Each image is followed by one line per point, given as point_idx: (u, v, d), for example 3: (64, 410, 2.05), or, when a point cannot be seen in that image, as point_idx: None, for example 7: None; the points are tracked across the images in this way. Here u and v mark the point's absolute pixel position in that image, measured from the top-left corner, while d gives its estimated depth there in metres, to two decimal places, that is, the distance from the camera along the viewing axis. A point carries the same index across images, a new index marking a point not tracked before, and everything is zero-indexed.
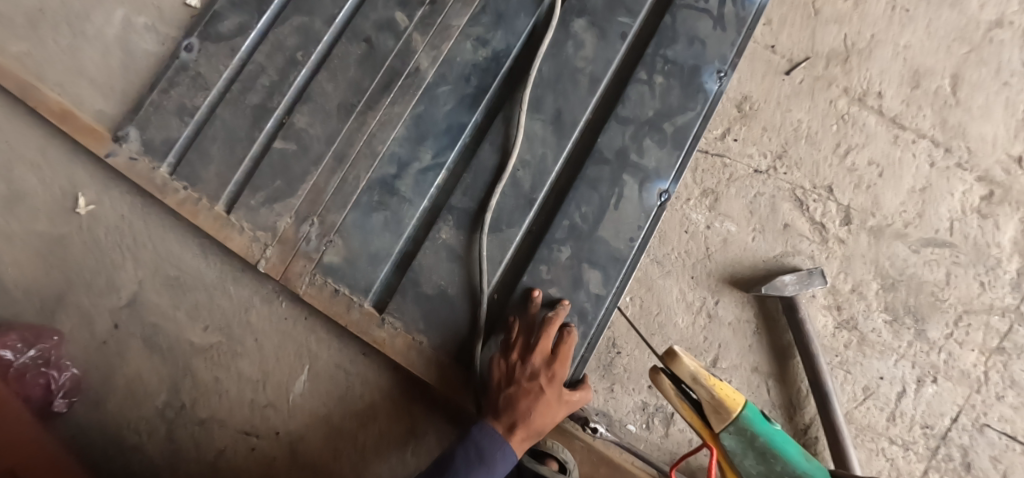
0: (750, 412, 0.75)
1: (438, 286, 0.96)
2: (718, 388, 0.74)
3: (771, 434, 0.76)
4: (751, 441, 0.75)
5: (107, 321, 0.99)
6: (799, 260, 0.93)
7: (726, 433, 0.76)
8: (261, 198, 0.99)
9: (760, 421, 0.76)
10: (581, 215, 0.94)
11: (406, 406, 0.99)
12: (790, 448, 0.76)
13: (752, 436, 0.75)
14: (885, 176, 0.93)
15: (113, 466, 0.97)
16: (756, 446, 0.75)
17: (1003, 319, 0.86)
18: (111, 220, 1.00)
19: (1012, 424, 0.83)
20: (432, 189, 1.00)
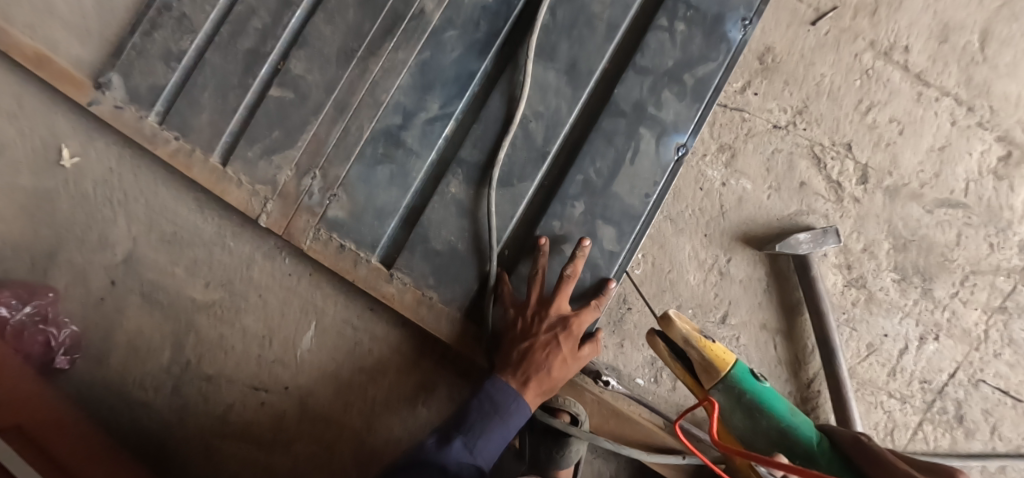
0: (739, 371, 0.76)
1: (448, 242, 0.93)
2: (706, 348, 0.75)
3: (759, 392, 0.76)
4: (738, 398, 0.76)
5: (102, 278, 0.99)
6: (813, 219, 0.92)
7: (717, 392, 0.77)
8: (258, 150, 0.94)
9: (747, 379, 0.76)
10: (596, 170, 0.90)
11: (415, 361, 0.98)
12: (779, 406, 0.76)
13: (738, 393, 0.75)
14: (905, 134, 0.91)
15: (122, 420, 0.97)
16: (744, 405, 0.75)
17: (1007, 279, 0.88)
18: (98, 173, 0.99)
19: (1006, 380, 0.87)
20: (439, 141, 0.94)
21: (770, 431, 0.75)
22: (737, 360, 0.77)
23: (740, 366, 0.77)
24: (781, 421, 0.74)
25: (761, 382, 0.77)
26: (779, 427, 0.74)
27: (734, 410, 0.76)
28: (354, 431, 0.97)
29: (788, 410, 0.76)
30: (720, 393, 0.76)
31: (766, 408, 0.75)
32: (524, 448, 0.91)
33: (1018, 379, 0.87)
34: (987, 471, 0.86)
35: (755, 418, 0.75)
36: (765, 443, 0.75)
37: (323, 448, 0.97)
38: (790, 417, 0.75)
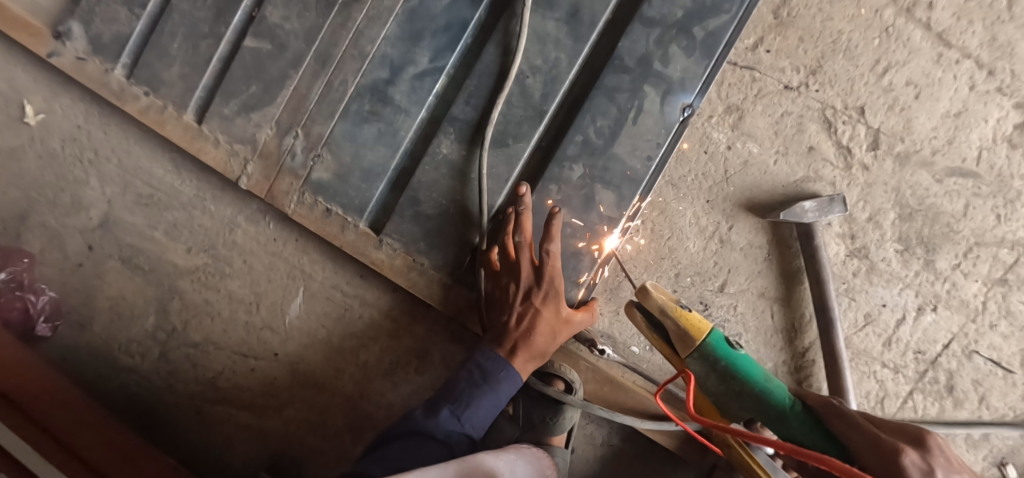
0: (716, 338, 0.66)
1: (439, 206, 0.88)
2: (681, 316, 0.66)
3: (736, 360, 0.66)
4: (713, 366, 0.66)
5: (79, 242, 0.95)
6: (819, 186, 0.88)
7: (692, 361, 0.67)
8: (236, 106, 0.88)
9: (724, 346, 0.66)
10: (596, 130, 0.85)
11: (407, 327, 0.95)
12: (755, 371, 0.66)
13: (713, 362, 0.65)
14: (921, 98, 0.86)
15: (109, 386, 0.95)
16: (720, 373, 0.66)
17: (1011, 251, 0.87)
18: (66, 130, 0.94)
19: (999, 351, 0.87)
20: (429, 97, 0.88)
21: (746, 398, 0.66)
22: (714, 327, 0.66)
23: (718, 334, 0.66)
24: (756, 386, 0.65)
25: (739, 349, 0.67)
26: (753, 393, 0.65)
27: (709, 378, 0.66)
28: (347, 397, 0.96)
29: (764, 374, 0.66)
30: (695, 363, 0.66)
31: (743, 374, 0.66)
32: (518, 414, 0.90)
33: (1011, 351, 0.87)
34: (972, 438, 0.88)
35: (730, 386, 0.66)
36: (738, 408, 0.67)
37: (315, 413, 0.96)
38: (766, 382, 0.65)
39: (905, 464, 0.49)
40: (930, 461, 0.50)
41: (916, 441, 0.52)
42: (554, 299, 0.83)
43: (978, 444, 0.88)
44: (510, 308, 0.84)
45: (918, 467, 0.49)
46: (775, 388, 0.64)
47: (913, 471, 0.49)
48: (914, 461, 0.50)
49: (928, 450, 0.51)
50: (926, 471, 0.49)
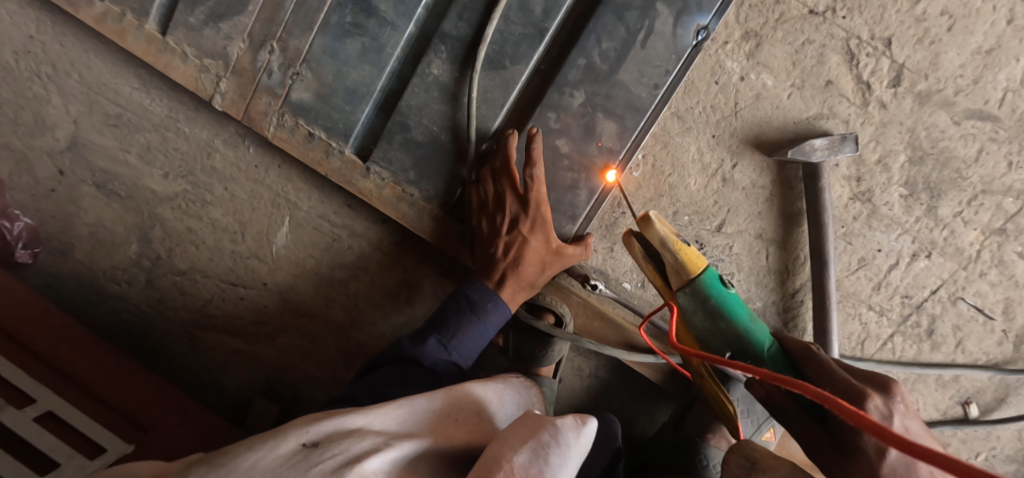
0: (711, 276, 0.61)
1: (429, 133, 0.83)
2: (680, 249, 0.60)
3: (726, 298, 0.61)
4: (702, 302, 0.61)
5: (49, 167, 0.90)
6: (832, 124, 0.83)
7: (683, 296, 0.62)
8: (202, 15, 0.79)
9: (717, 284, 0.61)
10: (601, 53, 0.77)
11: (396, 258, 0.93)
12: (741, 309, 0.62)
13: (704, 298, 0.60)
14: (954, 30, 0.80)
15: (99, 312, 0.95)
16: (708, 309, 0.61)
17: (1016, 201, 0.84)
18: (17, 41, 0.85)
19: (985, 298, 0.87)
20: (419, 10, 0.79)
21: (729, 337, 0.62)
22: (710, 264, 0.61)
23: (713, 272, 0.61)
24: (741, 326, 0.61)
25: (731, 288, 0.62)
26: (736, 333, 0.61)
27: (696, 313, 0.62)
28: (338, 326, 0.97)
29: (750, 314, 0.62)
30: (685, 298, 0.62)
31: (730, 313, 0.61)
32: (507, 346, 0.89)
33: (996, 299, 0.87)
34: (942, 379, 0.91)
35: (715, 323, 0.62)
36: (719, 345, 0.63)
37: (307, 341, 0.97)
38: (751, 324, 0.61)
39: (868, 406, 0.50)
40: (890, 406, 0.50)
41: (882, 387, 0.52)
42: (542, 228, 0.79)
43: (947, 384, 0.92)
44: (494, 243, 0.80)
45: (879, 411, 0.50)
46: (758, 331, 0.61)
47: (875, 414, 0.49)
48: (876, 405, 0.50)
49: (890, 396, 0.51)
50: (886, 416, 0.50)
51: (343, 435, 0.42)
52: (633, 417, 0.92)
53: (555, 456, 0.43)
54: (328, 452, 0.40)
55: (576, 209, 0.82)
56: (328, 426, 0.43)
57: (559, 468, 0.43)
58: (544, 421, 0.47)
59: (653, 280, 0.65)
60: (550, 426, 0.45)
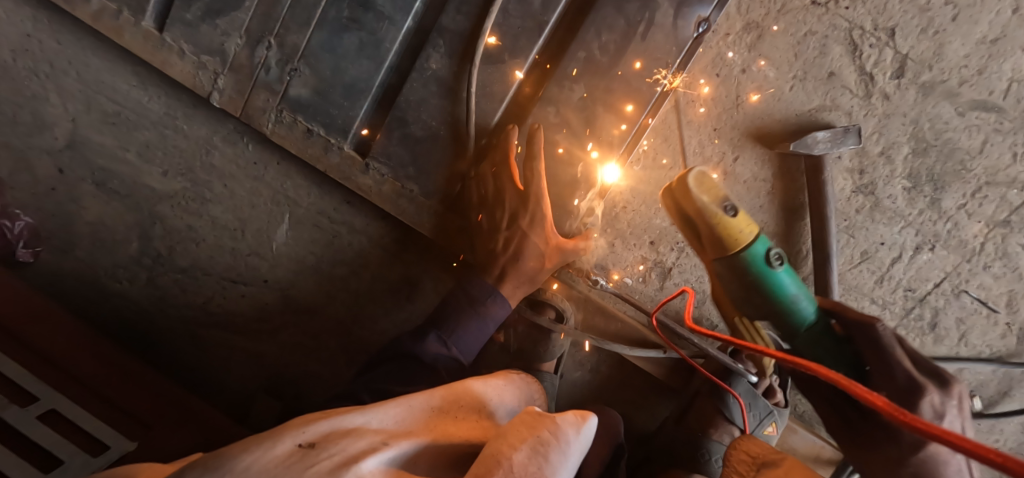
0: (754, 254, 0.57)
1: (429, 128, 0.82)
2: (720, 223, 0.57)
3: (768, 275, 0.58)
4: (740, 275, 0.59)
5: (49, 166, 0.90)
6: (834, 116, 0.82)
7: (717, 264, 0.60)
8: (199, 11, 0.79)
9: (761, 261, 0.58)
10: (601, 46, 0.76)
11: (397, 254, 0.93)
12: (786, 284, 0.59)
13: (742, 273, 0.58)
14: (959, 20, 0.78)
15: (100, 310, 0.95)
16: (745, 283, 0.59)
17: (1020, 193, 0.83)
18: (13, 39, 0.85)
19: (988, 291, 0.87)
20: (415, 5, 0.78)
21: (763, 309, 0.61)
22: (757, 240, 0.57)
23: (759, 248, 0.58)
24: (781, 302, 0.59)
25: (779, 266, 0.58)
26: (772, 307, 0.60)
27: (729, 283, 0.60)
28: (339, 322, 0.97)
29: (794, 292, 0.59)
30: (718, 266, 0.60)
31: (771, 288, 0.59)
32: (509, 343, 0.85)
33: (999, 291, 0.86)
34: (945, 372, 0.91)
35: (749, 295, 0.60)
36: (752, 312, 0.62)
37: (309, 338, 0.97)
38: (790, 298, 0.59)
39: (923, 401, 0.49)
40: (946, 403, 0.49)
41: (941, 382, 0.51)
42: (541, 223, 0.78)
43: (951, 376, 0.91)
44: (493, 238, 0.80)
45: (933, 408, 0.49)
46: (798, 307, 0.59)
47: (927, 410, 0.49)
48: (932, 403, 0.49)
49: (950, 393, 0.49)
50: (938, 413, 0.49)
51: (340, 434, 0.42)
52: (636, 411, 0.92)
53: (555, 453, 0.43)
54: (325, 452, 0.40)
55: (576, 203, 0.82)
56: (326, 425, 0.43)
57: (559, 465, 0.43)
58: (543, 419, 0.46)
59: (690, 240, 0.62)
60: (549, 424, 0.45)
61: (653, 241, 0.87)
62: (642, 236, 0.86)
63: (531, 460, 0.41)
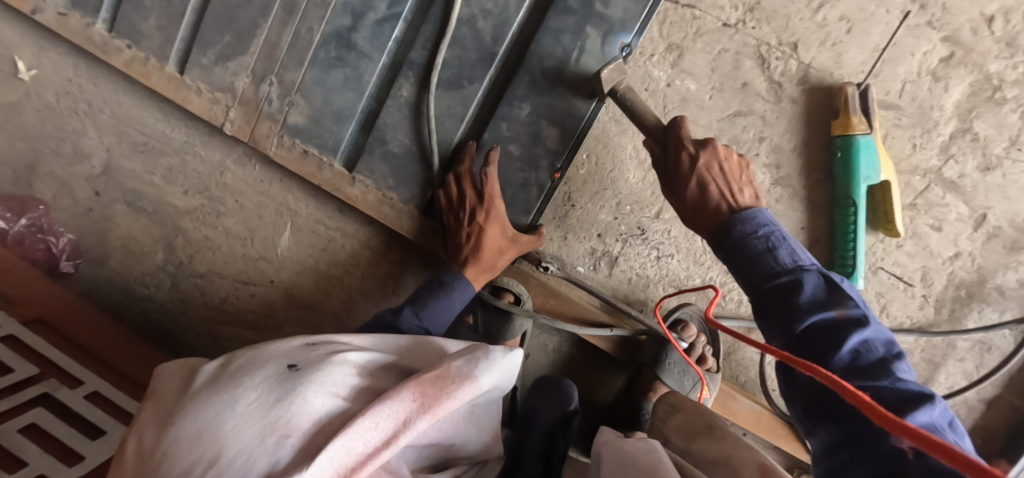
0: (857, 142, 0.88)
1: (403, 145, 0.97)
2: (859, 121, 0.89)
3: (851, 159, 0.89)
4: (846, 149, 0.90)
5: (87, 189, 1.08)
6: (750, 119, 0.94)
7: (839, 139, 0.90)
8: (213, 56, 0.96)
9: (863, 150, 0.88)
10: (542, 71, 0.90)
11: (383, 253, 1.08)
12: (858, 172, 0.89)
13: (847, 147, 0.89)
14: (853, 32, 0.91)
15: (131, 312, 1.11)
16: (843, 160, 0.90)
17: (923, 179, 0.95)
18: (59, 85, 1.05)
19: (903, 267, 0.97)
20: (389, 43, 0.93)
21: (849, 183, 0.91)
22: (863, 136, 0.88)
23: (864, 141, 0.88)
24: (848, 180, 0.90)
25: (857, 164, 0.89)
26: (852, 181, 0.90)
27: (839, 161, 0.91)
28: (335, 315, 1.11)
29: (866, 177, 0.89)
30: (842, 141, 0.90)
31: (852, 169, 0.89)
32: (477, 324, 1.00)
33: (914, 267, 0.97)
34: None
35: (844, 172, 0.90)
36: (842, 177, 0.91)
37: (310, 329, 1.11)
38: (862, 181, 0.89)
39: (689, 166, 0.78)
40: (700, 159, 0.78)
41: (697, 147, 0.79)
42: (497, 219, 0.93)
43: None
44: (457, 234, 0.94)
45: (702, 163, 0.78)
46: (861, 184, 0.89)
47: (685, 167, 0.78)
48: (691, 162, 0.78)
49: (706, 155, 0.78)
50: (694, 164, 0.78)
51: (333, 343, 0.61)
52: (595, 386, 1.05)
53: (486, 361, 0.56)
54: (323, 348, 0.58)
55: (529, 203, 0.96)
56: (325, 340, 0.62)
57: (491, 371, 0.56)
58: (483, 347, 0.60)
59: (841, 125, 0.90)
60: (484, 347, 0.59)
61: (601, 234, 1.00)
62: (590, 230, 1.00)
63: (467, 362, 0.56)
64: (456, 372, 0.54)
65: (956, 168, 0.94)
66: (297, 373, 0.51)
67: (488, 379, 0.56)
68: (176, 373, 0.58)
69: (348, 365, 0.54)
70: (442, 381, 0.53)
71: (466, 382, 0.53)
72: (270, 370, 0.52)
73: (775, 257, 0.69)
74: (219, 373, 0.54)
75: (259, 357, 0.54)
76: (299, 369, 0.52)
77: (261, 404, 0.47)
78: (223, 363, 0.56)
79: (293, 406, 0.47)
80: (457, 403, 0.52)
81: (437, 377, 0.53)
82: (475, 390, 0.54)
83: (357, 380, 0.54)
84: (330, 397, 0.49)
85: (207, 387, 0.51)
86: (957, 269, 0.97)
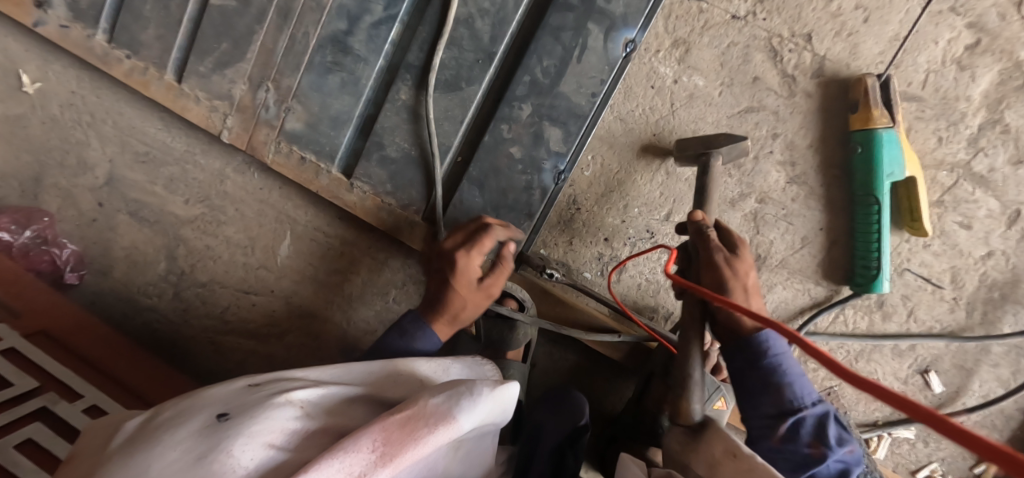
0: (879, 136, 0.83)
1: (402, 149, 0.94)
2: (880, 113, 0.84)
3: (874, 153, 0.84)
4: (866, 144, 0.85)
5: (91, 200, 1.08)
6: (763, 115, 0.90)
7: (860, 134, 0.85)
8: (210, 64, 0.94)
9: (888, 144, 0.83)
10: (543, 70, 0.87)
11: (384, 260, 1.05)
12: (882, 165, 0.84)
13: (869, 142, 0.84)
14: (871, 21, 0.86)
15: (133, 322, 1.10)
16: (862, 156, 0.85)
17: (950, 174, 0.89)
18: (64, 97, 1.05)
19: (930, 268, 0.92)
20: (385, 46, 0.91)
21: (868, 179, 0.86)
22: (887, 130, 0.83)
23: (888, 135, 0.83)
24: (871, 176, 0.85)
25: (881, 157, 0.84)
26: (875, 177, 0.85)
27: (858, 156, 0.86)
28: (336, 325, 1.08)
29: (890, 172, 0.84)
30: (861, 136, 0.85)
31: (875, 164, 0.84)
32: (479, 333, 0.95)
33: (942, 268, 0.92)
34: (898, 349, 0.96)
35: (865, 168, 0.85)
36: (864, 174, 0.86)
37: (311, 340, 1.09)
38: (886, 176, 0.84)
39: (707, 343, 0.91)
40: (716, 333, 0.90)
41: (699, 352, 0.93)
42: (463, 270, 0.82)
43: (904, 353, 0.96)
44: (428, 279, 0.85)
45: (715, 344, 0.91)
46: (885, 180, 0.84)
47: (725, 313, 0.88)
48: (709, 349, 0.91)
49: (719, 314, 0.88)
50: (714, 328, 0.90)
51: (282, 379, 0.59)
52: (604, 395, 1.01)
53: (468, 399, 0.53)
54: (265, 389, 0.55)
55: (532, 207, 0.93)
56: (274, 379, 0.59)
57: (474, 409, 0.53)
58: (468, 382, 0.57)
59: (862, 118, 0.85)
60: (468, 382, 0.56)
61: (608, 238, 0.97)
62: (597, 234, 0.97)
63: (447, 401, 0.53)
64: (432, 413, 0.51)
65: (985, 161, 0.88)
66: (229, 421, 0.48)
67: (467, 419, 0.52)
68: (99, 432, 0.55)
69: (292, 407, 0.51)
70: (412, 424, 0.50)
71: (441, 425, 0.50)
72: (200, 420, 0.49)
73: None
74: (143, 425, 0.51)
75: (191, 405, 0.52)
76: (231, 416, 0.49)
77: (182, 460, 0.44)
78: (150, 414, 0.53)
79: (217, 461, 0.43)
80: (428, 448, 0.49)
81: (407, 421, 0.50)
82: (453, 433, 0.50)
83: (300, 424, 0.50)
84: (263, 448, 0.46)
85: (126, 443, 0.48)
86: (989, 269, 0.91)
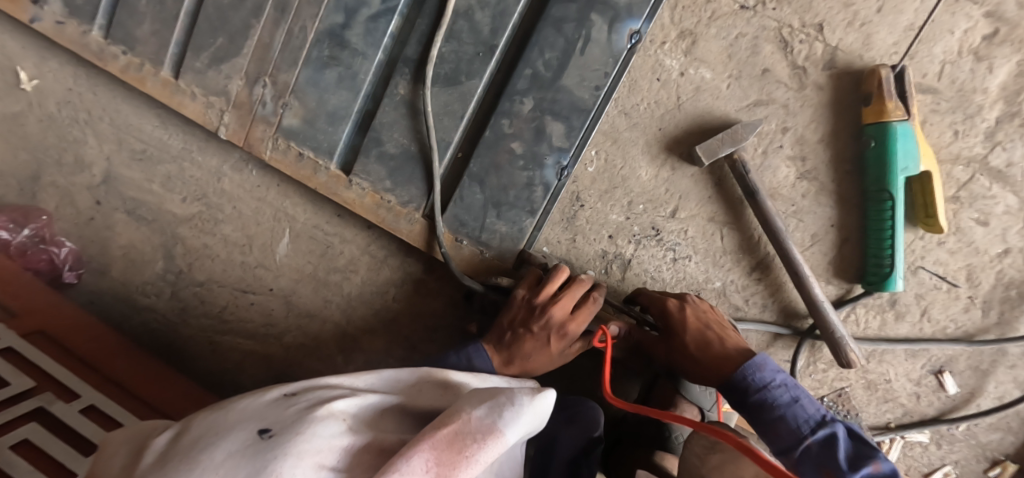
0: (894, 129, 0.80)
1: (401, 146, 0.92)
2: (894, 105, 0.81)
3: (887, 148, 0.81)
4: (880, 137, 0.82)
5: (88, 198, 1.07)
6: (772, 108, 0.87)
7: (873, 127, 0.82)
8: (206, 59, 0.93)
9: (903, 137, 0.80)
10: (545, 63, 0.85)
11: (383, 259, 1.03)
12: (896, 159, 0.81)
13: (883, 136, 0.81)
14: (884, 11, 0.83)
15: (132, 322, 1.09)
16: (875, 150, 0.83)
17: (965, 169, 0.86)
18: (60, 94, 1.03)
19: (945, 266, 0.89)
20: (384, 39, 0.89)
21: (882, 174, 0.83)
22: (902, 122, 0.80)
23: (902, 128, 0.80)
24: (885, 171, 0.82)
25: (894, 150, 0.81)
26: (889, 171, 0.82)
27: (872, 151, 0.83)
28: (336, 324, 1.07)
29: (905, 167, 0.81)
30: (875, 129, 0.82)
31: (890, 158, 0.81)
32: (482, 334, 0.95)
33: (957, 266, 0.89)
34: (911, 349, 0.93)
35: (879, 162, 0.82)
36: (876, 169, 0.83)
37: (310, 340, 1.08)
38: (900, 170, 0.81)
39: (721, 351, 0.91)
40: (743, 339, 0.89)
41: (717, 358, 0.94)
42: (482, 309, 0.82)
43: (917, 354, 0.93)
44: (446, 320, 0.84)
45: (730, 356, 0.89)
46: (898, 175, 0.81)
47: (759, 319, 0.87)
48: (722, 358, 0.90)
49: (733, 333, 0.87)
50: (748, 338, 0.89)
51: (317, 388, 0.57)
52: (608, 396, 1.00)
53: (510, 410, 0.50)
54: (302, 401, 0.53)
55: (534, 204, 0.90)
56: (309, 387, 0.58)
57: (517, 421, 0.50)
58: (507, 390, 0.54)
59: (875, 111, 0.82)
60: (508, 391, 0.53)
61: (611, 235, 0.95)
62: (600, 231, 0.94)
63: (489, 413, 0.50)
64: (478, 428, 0.48)
65: (1003, 155, 0.85)
66: (269, 442, 0.46)
67: (513, 432, 0.49)
68: (126, 447, 0.54)
69: (335, 420, 0.49)
70: (461, 441, 0.47)
71: (489, 440, 0.48)
72: (239, 440, 0.47)
73: (799, 407, 0.73)
74: (179, 443, 0.49)
75: (227, 423, 0.50)
76: (274, 436, 0.47)
77: None
78: (179, 432, 0.52)
79: None
80: (479, 466, 0.47)
81: (455, 437, 0.47)
82: (500, 448, 0.48)
83: (348, 438, 0.48)
84: (313, 470, 0.44)
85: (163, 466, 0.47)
86: (1006, 267, 0.88)
